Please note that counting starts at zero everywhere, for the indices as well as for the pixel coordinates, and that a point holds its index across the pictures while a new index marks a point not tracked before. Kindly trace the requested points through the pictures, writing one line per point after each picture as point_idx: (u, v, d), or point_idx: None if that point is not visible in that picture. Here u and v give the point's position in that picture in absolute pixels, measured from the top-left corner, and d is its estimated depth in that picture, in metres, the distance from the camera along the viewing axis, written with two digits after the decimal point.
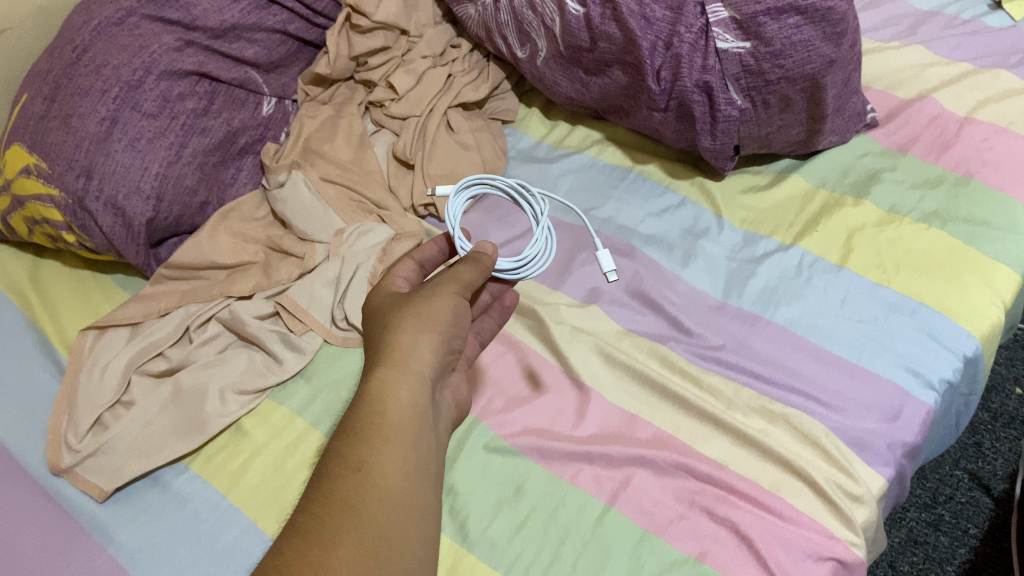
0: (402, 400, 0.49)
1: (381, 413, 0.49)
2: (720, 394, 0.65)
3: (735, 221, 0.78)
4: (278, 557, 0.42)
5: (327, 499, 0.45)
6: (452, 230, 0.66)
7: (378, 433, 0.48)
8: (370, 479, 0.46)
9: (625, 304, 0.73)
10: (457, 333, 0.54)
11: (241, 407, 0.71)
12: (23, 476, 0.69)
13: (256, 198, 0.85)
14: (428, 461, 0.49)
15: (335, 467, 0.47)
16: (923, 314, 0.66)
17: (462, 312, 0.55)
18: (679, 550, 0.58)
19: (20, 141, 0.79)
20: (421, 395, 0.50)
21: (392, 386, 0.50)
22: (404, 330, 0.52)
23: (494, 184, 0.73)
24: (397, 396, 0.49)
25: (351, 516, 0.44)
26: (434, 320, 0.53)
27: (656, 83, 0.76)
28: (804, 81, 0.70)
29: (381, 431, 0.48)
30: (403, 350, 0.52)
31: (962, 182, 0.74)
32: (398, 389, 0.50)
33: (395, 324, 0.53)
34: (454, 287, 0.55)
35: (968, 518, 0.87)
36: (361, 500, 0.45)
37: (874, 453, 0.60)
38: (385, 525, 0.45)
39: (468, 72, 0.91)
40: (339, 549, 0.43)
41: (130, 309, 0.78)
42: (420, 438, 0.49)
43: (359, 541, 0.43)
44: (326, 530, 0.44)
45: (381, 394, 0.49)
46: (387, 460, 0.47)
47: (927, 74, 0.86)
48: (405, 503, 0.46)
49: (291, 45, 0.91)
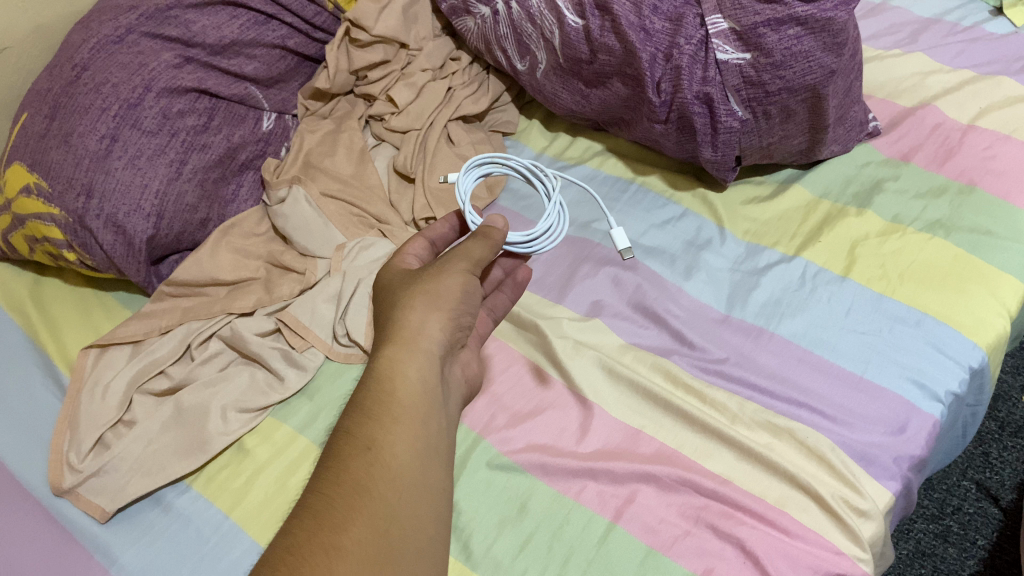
0: (412, 380, 0.51)
1: (391, 393, 0.50)
2: (724, 408, 0.64)
3: (737, 232, 0.77)
4: (290, 538, 0.43)
5: (338, 478, 0.46)
6: (463, 205, 0.66)
7: (387, 412, 0.49)
8: (381, 459, 0.47)
9: (628, 317, 0.73)
10: (465, 312, 0.56)
11: (243, 425, 0.70)
12: (25, 498, 0.69)
13: (257, 214, 0.85)
14: (439, 440, 0.50)
15: (346, 447, 0.48)
16: (928, 324, 0.66)
17: (471, 291, 0.56)
18: (683, 568, 0.57)
19: (20, 160, 0.79)
20: (430, 373, 0.52)
21: (402, 366, 0.51)
22: (414, 308, 0.54)
23: (506, 164, 0.73)
24: (407, 375, 0.51)
25: (364, 496, 0.45)
26: (444, 299, 0.54)
27: (656, 96, 0.75)
28: (805, 92, 0.70)
29: (389, 410, 0.49)
30: (413, 328, 0.53)
31: (965, 191, 0.74)
32: (408, 368, 0.51)
33: (406, 301, 0.54)
34: (464, 264, 0.57)
35: (976, 528, 0.87)
36: (373, 479, 0.46)
37: (879, 467, 0.60)
38: (396, 505, 0.46)
39: (468, 85, 0.91)
40: (353, 529, 0.44)
41: (132, 327, 0.78)
42: (428, 417, 0.50)
43: (371, 522, 0.44)
44: (339, 509, 0.44)
45: (391, 373, 0.51)
46: (397, 439, 0.48)
47: (928, 82, 0.85)
48: (414, 482, 0.48)
49: (290, 60, 0.91)
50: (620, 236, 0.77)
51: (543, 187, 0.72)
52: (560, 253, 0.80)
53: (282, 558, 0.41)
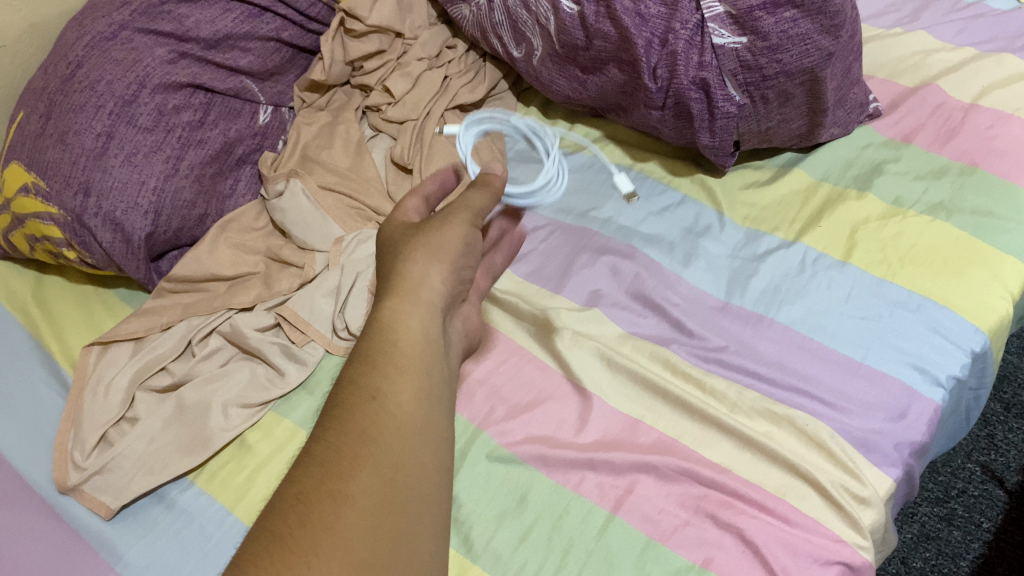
0: (413, 327, 0.50)
1: (394, 343, 0.48)
2: (723, 396, 0.64)
3: (736, 218, 0.77)
4: (297, 487, 0.41)
5: (342, 426, 0.44)
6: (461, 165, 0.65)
7: (391, 361, 0.47)
8: (386, 407, 0.45)
9: (627, 306, 0.73)
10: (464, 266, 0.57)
11: (244, 421, 0.71)
12: (30, 495, 0.70)
13: (256, 208, 0.85)
14: (440, 389, 0.48)
15: (348, 395, 0.45)
16: (929, 309, 0.65)
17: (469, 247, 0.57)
18: (684, 558, 0.57)
19: (18, 160, 0.80)
20: (431, 323, 0.51)
21: (404, 317, 0.50)
22: (415, 263, 0.54)
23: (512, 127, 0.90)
24: (408, 325, 0.50)
25: (369, 443, 0.43)
26: (443, 255, 0.54)
27: (653, 82, 0.75)
28: (802, 75, 0.69)
29: (393, 358, 0.47)
30: (414, 281, 0.52)
31: (967, 172, 0.73)
32: (409, 319, 0.50)
33: (405, 258, 0.54)
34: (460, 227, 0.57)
35: (981, 511, 0.86)
36: (379, 428, 0.43)
37: (880, 454, 0.60)
38: (404, 453, 0.43)
39: (465, 73, 0.91)
40: (358, 475, 0.41)
41: (132, 324, 0.78)
42: (430, 366, 0.48)
43: (378, 468, 0.42)
44: (344, 456, 0.42)
45: (393, 321, 0.50)
46: (402, 389, 0.46)
47: (930, 61, 0.84)
48: (420, 428, 0.45)
49: (285, 52, 0.90)
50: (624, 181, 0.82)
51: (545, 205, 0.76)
52: (559, 242, 0.79)
53: (288, 510, 0.39)
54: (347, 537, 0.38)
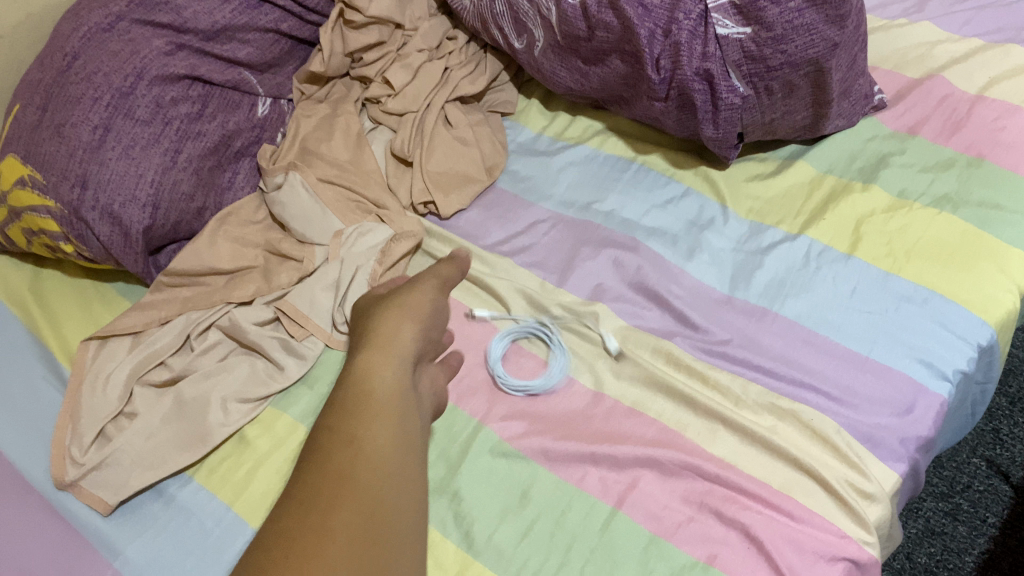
0: (386, 378, 0.49)
1: (368, 392, 0.47)
2: (727, 391, 0.63)
3: (740, 211, 0.76)
4: (276, 527, 0.39)
5: (319, 469, 0.42)
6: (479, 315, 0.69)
7: (366, 408, 0.46)
8: (364, 449, 0.44)
9: (630, 300, 0.72)
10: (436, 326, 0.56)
11: (243, 416, 0.70)
12: (28, 491, 0.69)
13: (255, 201, 0.84)
14: (416, 436, 0.47)
15: (324, 441, 0.44)
16: (935, 303, 0.65)
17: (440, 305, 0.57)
18: (688, 555, 0.56)
19: (15, 152, 0.79)
20: (404, 374, 0.50)
21: (378, 367, 0.49)
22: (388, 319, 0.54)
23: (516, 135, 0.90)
24: (382, 375, 0.49)
25: (348, 482, 0.41)
26: (415, 312, 0.54)
27: (656, 73, 0.74)
28: (807, 66, 0.68)
29: (369, 404, 0.46)
30: (387, 336, 0.52)
31: (973, 164, 0.72)
32: (382, 370, 0.49)
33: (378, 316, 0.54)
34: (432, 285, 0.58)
35: (986, 507, 0.86)
36: (358, 467, 0.42)
37: (886, 449, 0.59)
38: (383, 493, 0.42)
39: (465, 64, 0.90)
40: (340, 511, 0.40)
41: (131, 318, 0.77)
42: (405, 414, 0.47)
43: (359, 505, 0.40)
44: (323, 495, 0.40)
45: (367, 372, 0.49)
46: (378, 432, 0.45)
47: (935, 52, 0.83)
48: (399, 470, 0.44)
49: (284, 43, 0.89)
50: (628, 183, 0.81)
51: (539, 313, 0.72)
52: (561, 236, 0.78)
53: (267, 551, 0.38)
54: (331, 571, 0.36)
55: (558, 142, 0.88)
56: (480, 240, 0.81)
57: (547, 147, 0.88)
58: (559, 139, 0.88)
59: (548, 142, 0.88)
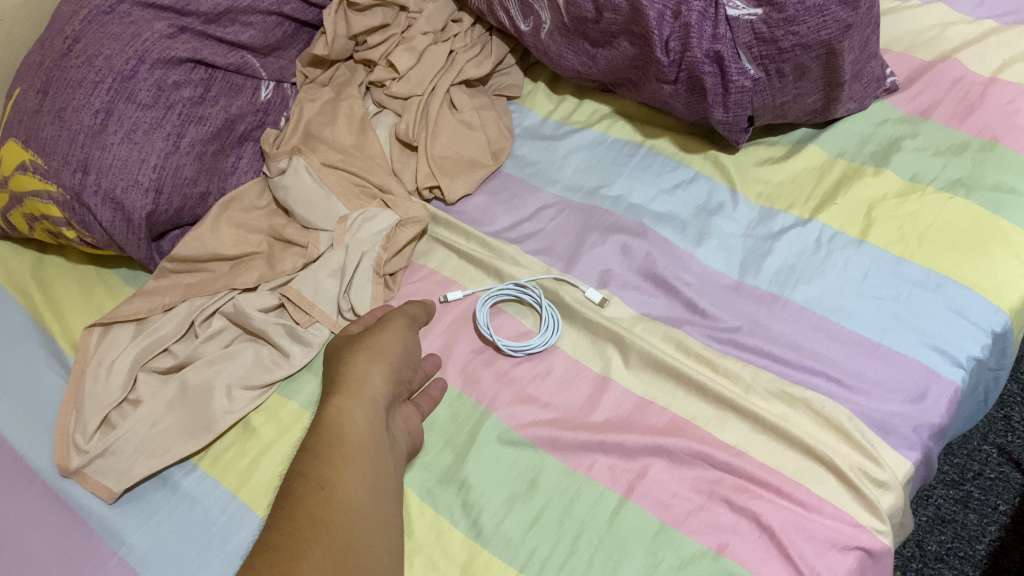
0: (358, 421, 0.55)
1: (340, 435, 0.54)
2: (737, 377, 0.63)
3: (750, 195, 0.75)
4: (253, 571, 0.44)
5: (294, 516, 0.48)
6: (484, 324, 0.69)
7: (338, 453, 0.52)
8: (335, 494, 0.50)
9: (638, 287, 0.71)
10: (405, 365, 0.62)
11: (248, 403, 0.70)
12: (32, 479, 0.69)
13: (258, 186, 0.83)
14: (386, 476, 0.54)
15: (299, 486, 0.51)
16: (948, 288, 0.64)
17: (407, 345, 0.63)
18: (698, 544, 0.56)
19: (16, 137, 0.78)
20: (375, 416, 0.56)
21: (349, 412, 0.56)
22: (357, 362, 0.60)
23: (522, 119, 0.89)
24: (354, 419, 0.55)
25: (319, 528, 0.47)
26: (383, 353, 0.61)
27: (665, 55, 0.72)
28: (819, 48, 0.67)
29: (340, 449, 0.53)
30: (358, 379, 0.58)
31: (987, 148, 0.71)
32: (354, 414, 0.55)
33: (349, 358, 0.60)
34: (399, 326, 0.64)
35: (998, 494, 0.85)
36: (328, 512, 0.49)
37: (898, 437, 0.58)
38: (351, 535, 0.48)
39: (470, 48, 0.89)
40: (311, 555, 0.45)
41: (135, 305, 0.76)
42: (375, 457, 0.54)
43: (328, 548, 0.46)
44: (296, 540, 0.46)
45: (339, 417, 0.55)
46: (349, 477, 0.51)
47: (948, 34, 0.82)
48: (365, 511, 0.50)
49: (288, 26, 0.88)
50: (636, 166, 0.80)
51: (545, 315, 0.69)
52: (569, 222, 0.77)
53: None
54: None
55: (564, 126, 0.87)
56: (486, 226, 0.80)
57: (553, 131, 0.87)
58: (565, 123, 0.87)
59: (554, 127, 0.87)
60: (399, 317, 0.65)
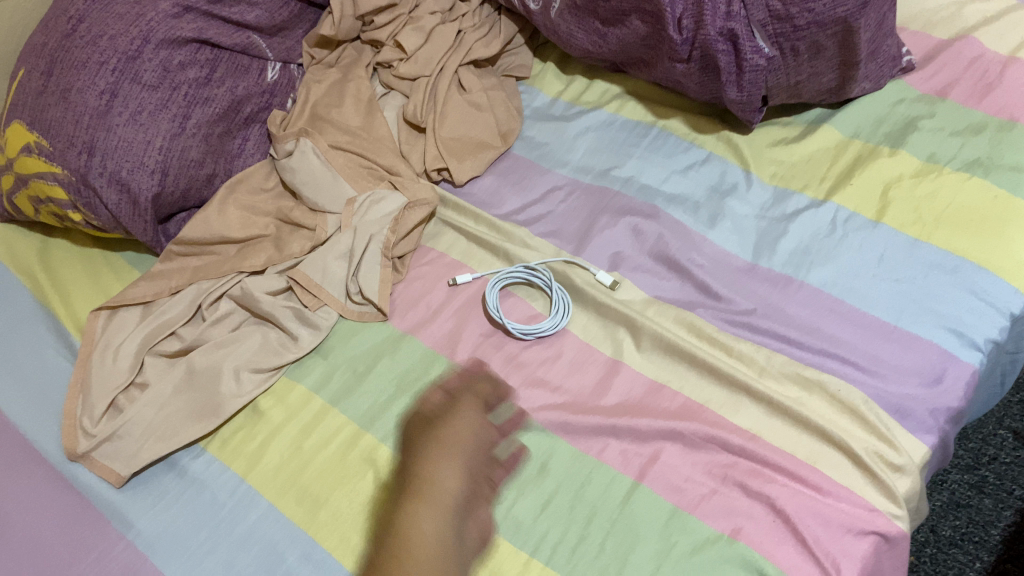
0: (427, 532, 0.54)
1: (412, 543, 0.53)
2: (751, 361, 0.62)
3: (764, 176, 0.74)
4: None
5: None
6: (497, 312, 0.68)
7: (408, 558, 0.52)
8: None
9: (650, 270, 0.70)
10: (474, 459, 0.59)
11: (256, 387, 0.69)
12: (39, 462, 0.68)
13: (265, 168, 0.83)
14: None
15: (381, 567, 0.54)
16: (966, 271, 0.63)
17: (477, 437, 0.60)
18: (711, 528, 0.55)
19: (20, 118, 0.77)
20: (446, 528, 0.54)
21: (419, 523, 0.54)
22: (429, 460, 0.58)
23: (532, 100, 0.88)
24: (422, 527, 0.54)
25: None
26: (453, 447, 0.59)
27: (678, 33, 0.71)
28: (835, 26, 0.66)
29: (410, 554, 0.53)
30: (432, 480, 0.57)
31: (1006, 128, 0.70)
32: (424, 522, 0.54)
33: (421, 455, 0.59)
34: (471, 409, 0.62)
35: (1014, 478, 0.84)
36: None
37: (915, 420, 0.57)
38: None
39: (478, 27, 0.88)
40: None
41: (140, 289, 0.76)
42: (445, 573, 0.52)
43: None
44: None
45: (409, 526, 0.55)
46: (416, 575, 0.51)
47: (966, 12, 0.81)
48: None
49: (294, 6, 0.87)
50: (648, 148, 0.79)
51: (555, 299, 0.68)
52: (580, 203, 0.76)
53: None
54: None
55: (574, 107, 0.86)
56: (495, 209, 0.79)
57: (564, 112, 0.86)
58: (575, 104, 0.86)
59: (564, 108, 0.86)
60: (468, 397, 0.63)
